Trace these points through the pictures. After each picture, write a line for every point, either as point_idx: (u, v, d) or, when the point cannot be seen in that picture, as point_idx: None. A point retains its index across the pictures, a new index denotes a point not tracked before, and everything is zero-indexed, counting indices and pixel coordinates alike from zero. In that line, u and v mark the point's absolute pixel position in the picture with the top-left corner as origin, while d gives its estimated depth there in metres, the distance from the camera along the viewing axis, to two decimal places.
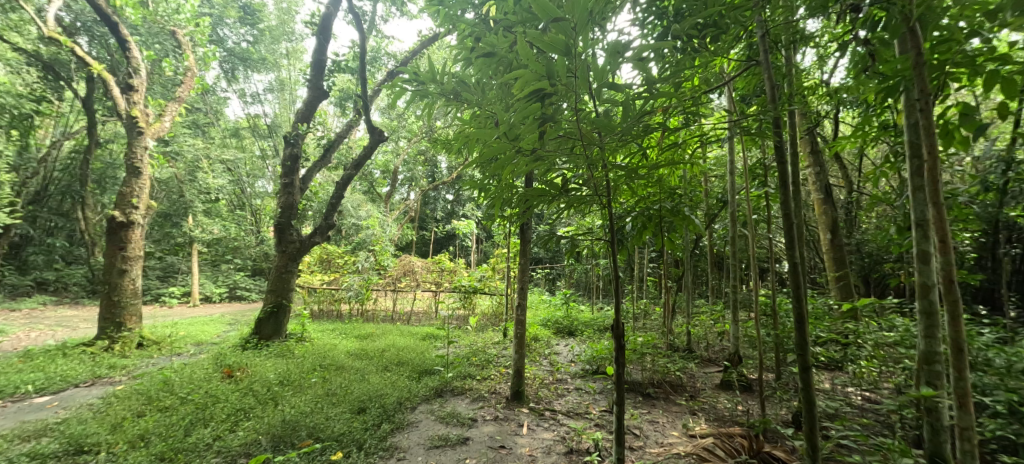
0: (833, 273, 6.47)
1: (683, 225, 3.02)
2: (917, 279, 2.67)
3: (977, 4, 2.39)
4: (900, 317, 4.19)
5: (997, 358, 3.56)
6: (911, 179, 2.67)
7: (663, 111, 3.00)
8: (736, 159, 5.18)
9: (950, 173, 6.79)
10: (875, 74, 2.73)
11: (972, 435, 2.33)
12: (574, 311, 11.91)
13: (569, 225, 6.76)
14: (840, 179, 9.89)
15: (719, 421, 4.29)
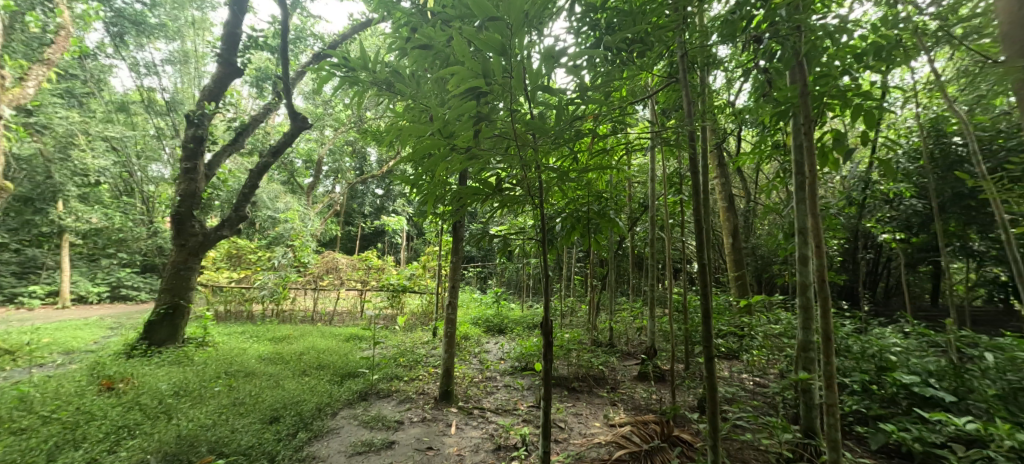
0: (733, 273, 7.29)
1: (608, 227, 3.19)
2: (798, 279, 3.10)
3: (848, 47, 2.84)
4: (784, 311, 4.86)
5: (853, 345, 4.32)
6: (796, 193, 3.09)
7: (593, 118, 3.13)
8: (657, 167, 5.61)
9: (823, 189, 7.99)
10: (772, 100, 3.13)
11: (836, 410, 2.57)
12: (504, 309, 12.07)
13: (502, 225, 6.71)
14: (740, 190, 11.16)
15: (635, 410, 4.63)
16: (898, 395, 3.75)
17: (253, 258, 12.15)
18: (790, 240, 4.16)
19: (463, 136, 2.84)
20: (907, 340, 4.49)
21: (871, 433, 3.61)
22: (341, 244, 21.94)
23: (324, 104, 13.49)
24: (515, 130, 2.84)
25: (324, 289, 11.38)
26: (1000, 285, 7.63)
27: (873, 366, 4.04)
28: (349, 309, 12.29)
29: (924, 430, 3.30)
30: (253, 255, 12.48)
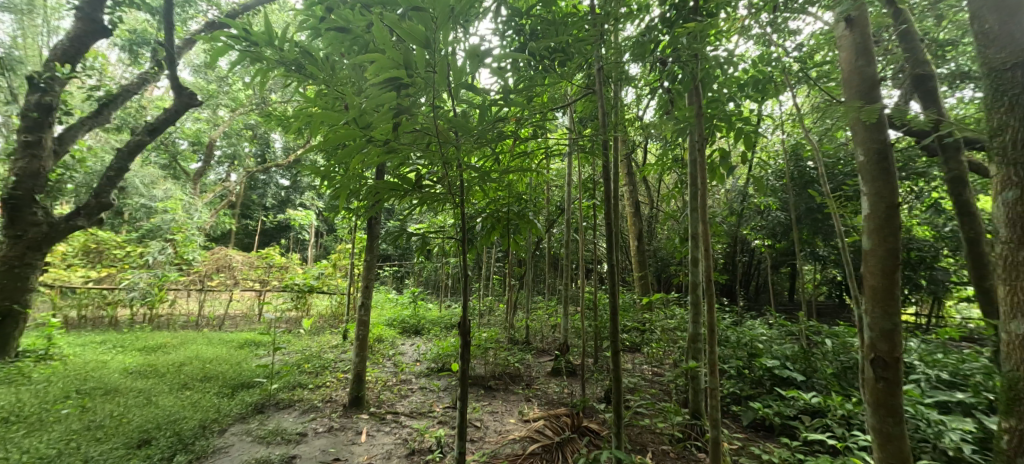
0: (637, 273, 7.98)
1: (526, 228, 3.27)
2: (690, 278, 3.48)
3: (735, 78, 3.26)
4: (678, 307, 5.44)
5: (731, 336, 5.03)
6: (691, 201, 3.46)
7: (515, 120, 3.17)
8: (573, 173, 5.94)
9: (712, 200, 9.11)
10: (674, 119, 3.48)
11: (718, 393, 2.90)
12: (421, 310, 11.79)
13: (420, 224, 6.45)
14: (644, 197, 12.28)
15: (549, 404, 4.84)
16: (764, 377, 4.45)
17: (123, 254, 10.08)
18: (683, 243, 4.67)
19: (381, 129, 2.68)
20: (771, 331, 5.33)
21: (743, 410, 4.22)
22: (233, 239, 19.56)
23: (217, 79, 11.89)
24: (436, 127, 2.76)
25: (214, 289, 10.10)
26: (835, 283, 9.40)
27: (745, 353, 4.73)
28: (245, 314, 11.08)
29: (781, 406, 3.93)
30: (122, 251, 10.38)
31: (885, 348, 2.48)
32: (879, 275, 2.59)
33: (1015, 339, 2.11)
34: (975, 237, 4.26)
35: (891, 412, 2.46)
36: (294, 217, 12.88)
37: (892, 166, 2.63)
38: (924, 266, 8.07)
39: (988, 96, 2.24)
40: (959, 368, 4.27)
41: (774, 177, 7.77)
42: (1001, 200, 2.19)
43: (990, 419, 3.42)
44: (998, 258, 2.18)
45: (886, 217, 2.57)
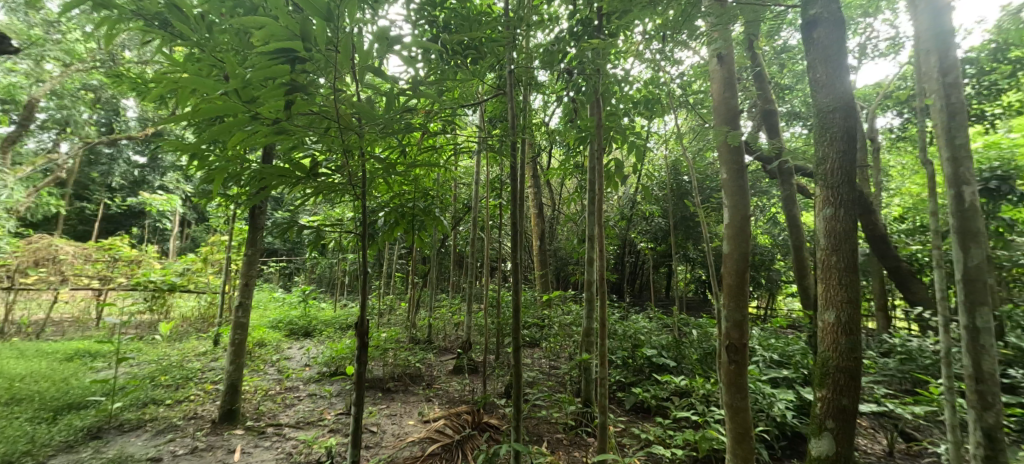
0: (538, 272, 8.40)
1: (432, 224, 3.18)
2: (586, 276, 3.75)
3: (630, 97, 3.59)
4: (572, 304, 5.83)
5: (619, 330, 5.57)
6: (590, 205, 3.71)
7: (424, 113, 3.03)
8: (481, 172, 6.01)
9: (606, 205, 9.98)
10: (577, 128, 3.72)
11: (607, 382, 3.14)
12: (312, 309, 10.88)
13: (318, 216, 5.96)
14: (546, 199, 12.98)
15: (449, 403, 4.82)
16: (644, 365, 5.01)
17: None
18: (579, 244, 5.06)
19: (272, 106, 2.35)
20: (651, 324, 6.03)
21: (626, 395, 4.65)
22: (59, 225, 15.80)
23: (40, 24, 9.43)
24: (337, 110, 2.52)
25: (28, 287, 8.01)
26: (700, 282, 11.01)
27: (629, 344, 5.29)
28: (77, 318, 9.04)
29: (657, 390, 4.47)
30: None
31: (737, 336, 2.94)
32: (734, 274, 3.08)
33: (827, 326, 2.66)
34: (797, 246, 5.33)
35: (740, 389, 2.93)
36: (151, 201, 10.87)
37: (746, 183, 3.15)
38: (762, 268, 9.87)
39: (815, 133, 2.80)
40: (785, 351, 5.30)
41: (656, 187, 8.81)
42: (820, 216, 2.75)
43: (805, 391, 4.32)
44: (817, 262, 2.74)
45: (740, 226, 3.08)
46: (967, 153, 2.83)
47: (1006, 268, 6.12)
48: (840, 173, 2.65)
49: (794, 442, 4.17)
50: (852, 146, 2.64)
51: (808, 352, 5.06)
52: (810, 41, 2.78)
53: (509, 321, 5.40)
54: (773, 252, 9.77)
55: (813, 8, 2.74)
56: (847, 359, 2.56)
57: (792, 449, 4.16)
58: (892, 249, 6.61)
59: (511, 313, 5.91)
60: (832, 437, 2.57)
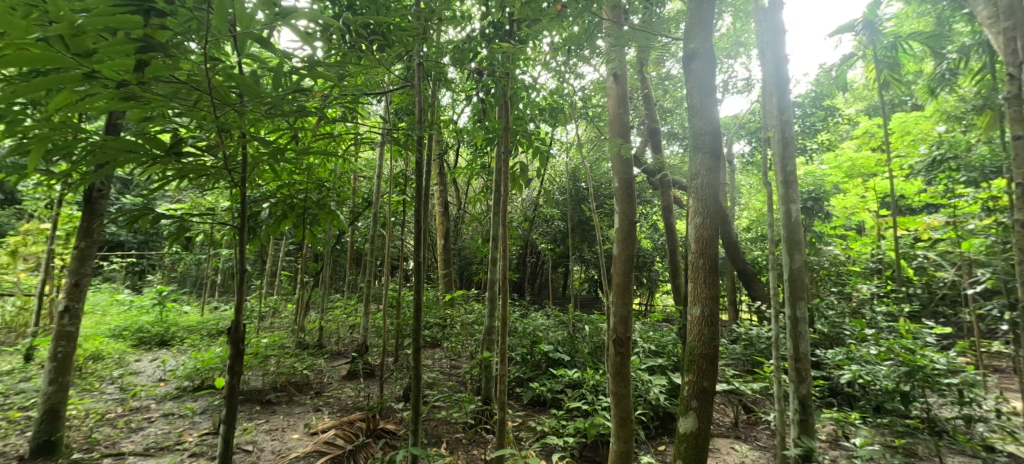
0: (442, 270, 8.41)
1: (327, 219, 2.86)
2: (488, 276, 3.82)
3: (535, 105, 3.79)
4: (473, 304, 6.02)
5: (519, 327, 5.87)
6: (494, 206, 3.80)
7: (322, 97, 2.72)
8: (383, 165, 5.81)
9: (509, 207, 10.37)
10: (485, 129, 3.79)
11: (507, 378, 3.21)
12: (172, 314, 9.41)
13: (184, 205, 5.19)
14: (452, 198, 13.04)
15: (341, 412, 4.65)
16: (541, 360, 5.36)
17: None
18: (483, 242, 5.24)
19: (115, 63, 1.82)
20: (549, 321, 6.43)
21: (524, 391, 5.03)
22: None
23: None
24: (210, 79, 2.06)
25: None
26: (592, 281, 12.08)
27: (528, 340, 5.64)
28: None
29: (552, 383, 4.77)
30: None
31: (622, 330, 3.24)
32: (621, 275, 3.40)
33: (695, 319, 3.06)
34: (672, 249, 6.06)
35: (623, 378, 3.23)
36: None
37: (634, 193, 3.49)
38: (645, 268, 11.25)
39: (691, 151, 3.21)
40: (660, 342, 6.04)
41: (558, 192, 9.45)
42: (692, 225, 3.16)
43: (675, 375, 5.07)
44: (688, 263, 3.15)
45: (627, 230, 3.42)
46: (795, 178, 3.50)
47: (813, 270, 7.78)
48: (708, 187, 3.08)
49: (665, 421, 4.97)
50: (717, 166, 3.09)
51: (678, 342, 5.87)
52: (689, 71, 3.18)
53: (409, 322, 5.35)
54: (653, 255, 11.15)
55: (692, 43, 3.15)
56: (709, 347, 2.98)
57: (663, 427, 4.90)
58: (740, 254, 7.90)
59: (411, 313, 5.79)
60: (696, 416, 2.96)
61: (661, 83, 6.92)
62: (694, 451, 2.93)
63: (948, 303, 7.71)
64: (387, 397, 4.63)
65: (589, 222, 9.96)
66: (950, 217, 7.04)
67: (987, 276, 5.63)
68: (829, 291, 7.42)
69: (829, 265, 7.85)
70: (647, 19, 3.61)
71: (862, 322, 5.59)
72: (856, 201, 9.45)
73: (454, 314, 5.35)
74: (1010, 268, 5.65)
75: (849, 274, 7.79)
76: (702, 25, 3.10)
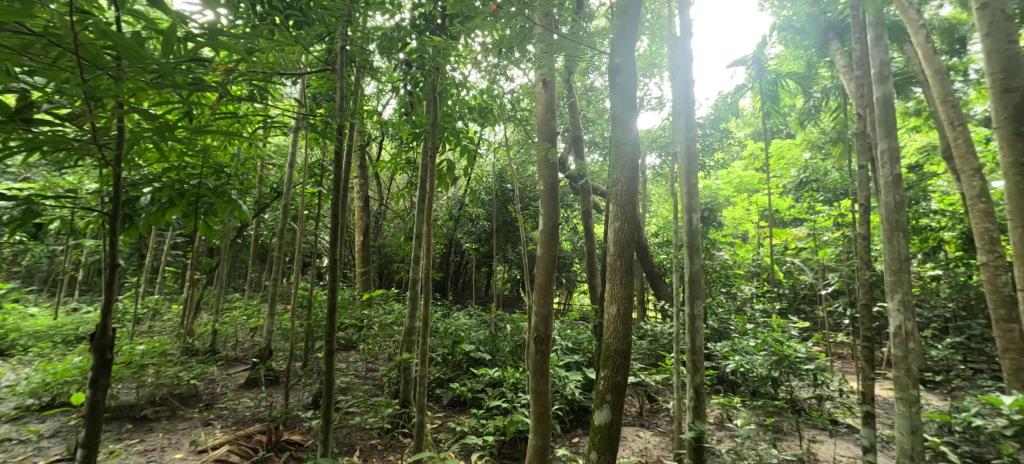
0: (360, 269, 8.01)
1: (226, 209, 2.51)
2: (410, 275, 3.71)
3: (464, 104, 3.78)
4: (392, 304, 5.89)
5: (440, 328, 5.82)
6: (419, 203, 3.69)
7: (226, 72, 2.38)
8: (297, 153, 5.39)
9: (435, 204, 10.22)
10: (412, 123, 3.73)
11: (428, 380, 3.12)
12: (13, 316, 7.77)
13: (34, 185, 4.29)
14: (373, 193, 12.55)
15: (237, 425, 4.22)
16: (462, 360, 5.39)
17: None
18: (407, 241, 5.16)
19: None
20: (471, 321, 6.45)
21: (444, 392, 5.03)
22: None
23: None
24: (77, 34, 1.65)
25: None
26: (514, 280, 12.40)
27: (449, 341, 5.63)
28: None
29: (473, 383, 4.79)
30: None
31: (543, 329, 3.32)
32: (544, 274, 3.49)
33: (611, 317, 3.25)
34: (590, 251, 6.39)
35: (543, 375, 3.31)
36: None
37: (558, 196, 3.62)
38: (564, 270, 11.79)
39: (613, 160, 3.40)
40: (577, 339, 6.34)
41: (484, 192, 9.56)
42: (611, 228, 3.34)
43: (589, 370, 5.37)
44: (606, 264, 3.34)
45: (551, 231, 3.54)
46: (697, 190, 3.88)
47: (707, 272, 8.74)
48: (626, 194, 3.29)
49: (579, 414, 5.26)
50: (635, 174, 3.31)
51: (592, 339, 6.22)
52: (613, 84, 3.37)
53: (321, 324, 5.02)
54: (572, 256, 11.69)
55: (617, 57, 3.34)
56: (623, 343, 3.18)
57: (577, 419, 5.18)
58: (647, 256, 8.58)
59: (324, 313, 5.42)
60: (609, 408, 3.14)
61: (585, 93, 7.29)
62: (607, 442, 3.08)
63: (808, 302, 9.16)
64: (293, 406, 4.32)
65: (513, 224, 10.20)
66: (810, 230, 8.36)
67: (835, 279, 6.79)
68: (718, 292, 8.41)
69: (719, 268, 8.88)
70: (574, 31, 3.78)
71: (744, 319, 6.40)
72: (743, 212, 10.78)
73: (372, 314, 5.15)
74: (851, 272, 6.87)
75: (734, 277, 8.89)
76: (626, 41, 3.31)
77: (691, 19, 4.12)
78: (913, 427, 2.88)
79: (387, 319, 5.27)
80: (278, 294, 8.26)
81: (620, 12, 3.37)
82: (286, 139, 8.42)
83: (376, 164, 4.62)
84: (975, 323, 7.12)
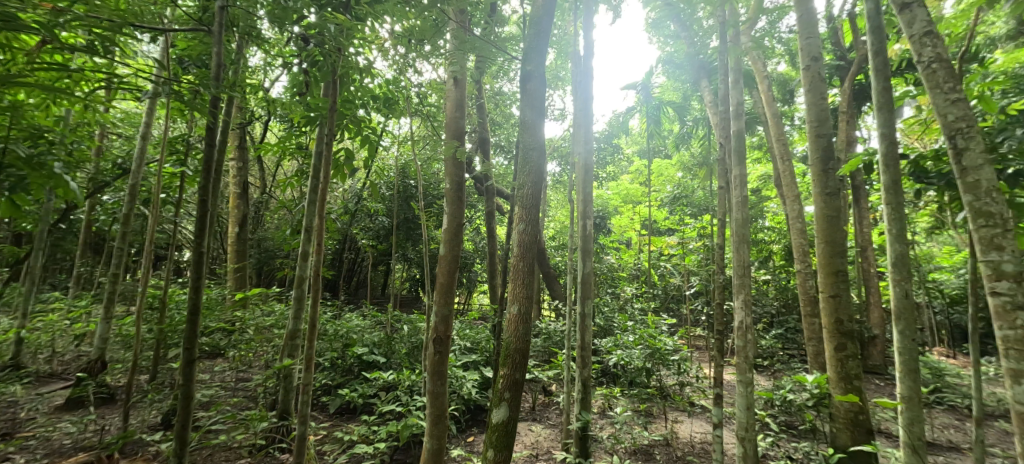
0: (233, 264, 7.11)
1: (44, 184, 2.01)
2: (296, 273, 3.37)
3: (366, 93, 3.58)
4: (273, 304, 5.37)
5: (329, 330, 5.42)
6: (310, 194, 3.36)
7: (56, 14, 1.90)
8: (153, 125, 4.57)
9: (329, 196, 9.51)
10: (305, 104, 3.43)
11: (312, 389, 2.84)
12: None
13: None
14: (255, 180, 11.29)
15: (51, 455, 3.45)
16: (353, 365, 5.09)
17: None
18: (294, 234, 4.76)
19: None
20: (365, 322, 6.08)
21: (331, 400, 4.72)
22: None
23: None
24: None
25: None
26: (414, 280, 12.08)
27: (339, 344, 5.28)
28: None
29: (365, 388, 4.55)
30: None
31: (443, 329, 3.25)
32: (446, 274, 3.42)
33: (513, 317, 3.29)
34: (491, 251, 6.42)
35: (441, 376, 3.24)
36: None
37: (463, 195, 3.59)
38: (465, 270, 11.81)
39: (520, 162, 3.46)
40: (475, 338, 6.33)
41: (385, 187, 9.18)
42: (516, 231, 3.40)
43: (486, 370, 5.43)
44: (509, 265, 3.38)
45: (455, 231, 3.49)
46: (592, 198, 4.12)
47: (596, 273, 9.44)
48: (531, 197, 3.37)
49: (476, 413, 5.31)
50: (540, 179, 3.41)
51: (490, 339, 6.29)
52: (524, 89, 3.43)
53: (178, 328, 4.32)
54: (474, 256, 11.78)
55: (528, 64, 3.42)
56: (522, 343, 3.24)
57: (472, 419, 5.23)
58: (545, 258, 8.97)
59: (183, 315, 4.67)
60: (507, 405, 3.17)
61: (493, 96, 7.41)
62: (503, 439, 3.10)
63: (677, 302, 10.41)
64: (136, 427, 3.68)
65: (415, 221, 9.90)
66: (681, 239, 9.52)
67: (698, 282, 7.83)
68: (605, 292, 9.13)
69: (607, 270, 9.65)
70: (486, 33, 3.82)
71: (625, 317, 7.03)
72: (627, 221, 11.70)
73: (247, 316, 4.61)
74: (709, 276, 7.99)
75: (619, 279, 9.73)
76: (537, 51, 3.41)
77: (593, 39, 4.43)
78: (749, 405, 3.37)
79: (265, 320, 4.77)
80: (121, 292, 6.91)
81: (534, 20, 3.47)
82: (141, 108, 7.13)
83: (257, 146, 4.12)
84: (792, 318, 8.80)
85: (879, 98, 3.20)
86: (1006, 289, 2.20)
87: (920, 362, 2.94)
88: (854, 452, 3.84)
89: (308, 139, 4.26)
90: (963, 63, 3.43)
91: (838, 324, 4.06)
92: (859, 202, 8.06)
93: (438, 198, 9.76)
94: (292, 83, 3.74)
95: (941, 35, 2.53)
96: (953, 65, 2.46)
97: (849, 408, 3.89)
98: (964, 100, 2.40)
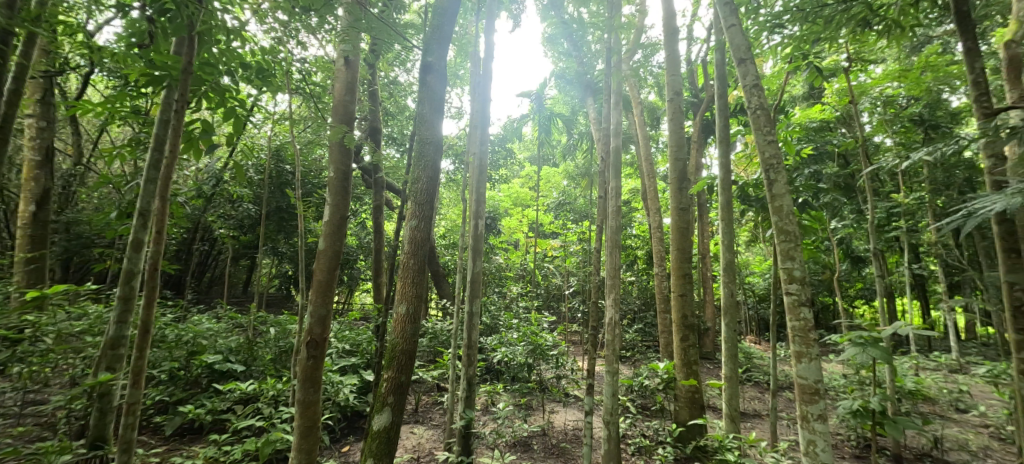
0: (24, 253, 5.61)
1: None
2: (124, 266, 2.75)
3: (232, 60, 3.12)
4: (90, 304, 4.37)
5: (169, 335, 4.58)
6: (148, 170, 2.78)
7: None
8: None
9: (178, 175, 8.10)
10: (147, 62, 2.85)
11: (138, 409, 2.38)
12: None
13: None
14: (68, 147, 9.09)
15: None
16: (201, 375, 4.40)
17: None
18: (122, 219, 3.92)
19: None
20: (218, 324, 5.26)
21: (167, 419, 3.97)
22: None
23: None
24: None
25: None
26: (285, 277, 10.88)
27: (183, 352, 4.50)
28: None
29: (215, 402, 3.96)
30: None
31: (318, 331, 2.94)
32: (325, 271, 3.11)
33: (399, 318, 3.13)
34: (378, 248, 6.04)
35: (313, 383, 2.92)
36: None
37: (349, 187, 3.32)
38: (347, 266, 11.08)
39: (415, 156, 3.32)
40: (355, 340, 5.94)
41: (253, 170, 8.14)
42: (408, 227, 3.25)
43: (366, 372, 5.13)
44: (398, 262, 3.22)
45: (337, 226, 3.21)
46: (485, 199, 4.13)
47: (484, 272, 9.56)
48: (424, 192, 3.27)
49: (351, 420, 4.97)
50: (435, 176, 3.31)
51: (372, 340, 5.94)
52: (423, 81, 3.31)
53: None
54: (358, 253, 11.06)
55: (430, 56, 3.30)
56: (409, 344, 3.11)
57: (348, 425, 4.89)
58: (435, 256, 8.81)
59: None
60: (389, 411, 3.00)
61: (388, 85, 7.07)
62: (383, 446, 2.93)
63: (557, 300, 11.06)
64: None
65: (290, 211, 8.94)
66: (563, 244, 10.22)
67: (576, 282, 8.44)
68: (493, 291, 9.33)
69: (494, 270, 9.85)
70: (383, 15, 3.62)
71: (511, 315, 7.26)
72: (516, 223, 12.03)
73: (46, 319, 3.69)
74: (586, 277, 8.65)
75: (506, 278, 10.01)
76: (439, 44, 3.31)
77: (494, 42, 4.47)
78: (613, 393, 3.69)
79: (75, 324, 3.86)
80: None
81: (437, 12, 3.37)
82: None
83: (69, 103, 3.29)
84: (650, 314, 9.98)
85: (722, 130, 3.89)
86: (796, 289, 2.74)
87: (738, 348, 3.71)
88: (691, 427, 4.46)
89: (149, 103, 3.53)
90: (776, 113, 4.31)
91: (683, 319, 4.69)
92: (703, 216, 9.50)
93: (318, 188, 8.95)
94: (127, 31, 3.08)
95: (763, 87, 3.06)
96: (771, 113, 2.98)
97: (689, 391, 4.53)
98: (777, 142, 2.93)
